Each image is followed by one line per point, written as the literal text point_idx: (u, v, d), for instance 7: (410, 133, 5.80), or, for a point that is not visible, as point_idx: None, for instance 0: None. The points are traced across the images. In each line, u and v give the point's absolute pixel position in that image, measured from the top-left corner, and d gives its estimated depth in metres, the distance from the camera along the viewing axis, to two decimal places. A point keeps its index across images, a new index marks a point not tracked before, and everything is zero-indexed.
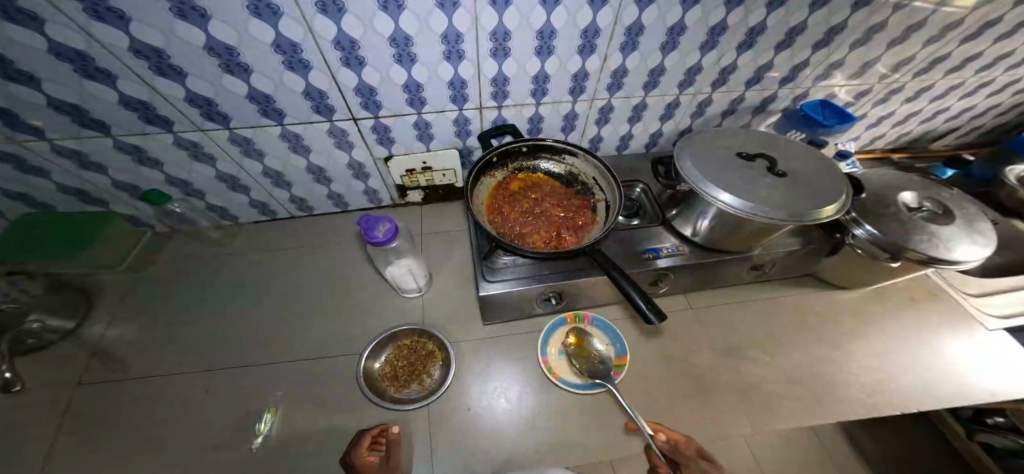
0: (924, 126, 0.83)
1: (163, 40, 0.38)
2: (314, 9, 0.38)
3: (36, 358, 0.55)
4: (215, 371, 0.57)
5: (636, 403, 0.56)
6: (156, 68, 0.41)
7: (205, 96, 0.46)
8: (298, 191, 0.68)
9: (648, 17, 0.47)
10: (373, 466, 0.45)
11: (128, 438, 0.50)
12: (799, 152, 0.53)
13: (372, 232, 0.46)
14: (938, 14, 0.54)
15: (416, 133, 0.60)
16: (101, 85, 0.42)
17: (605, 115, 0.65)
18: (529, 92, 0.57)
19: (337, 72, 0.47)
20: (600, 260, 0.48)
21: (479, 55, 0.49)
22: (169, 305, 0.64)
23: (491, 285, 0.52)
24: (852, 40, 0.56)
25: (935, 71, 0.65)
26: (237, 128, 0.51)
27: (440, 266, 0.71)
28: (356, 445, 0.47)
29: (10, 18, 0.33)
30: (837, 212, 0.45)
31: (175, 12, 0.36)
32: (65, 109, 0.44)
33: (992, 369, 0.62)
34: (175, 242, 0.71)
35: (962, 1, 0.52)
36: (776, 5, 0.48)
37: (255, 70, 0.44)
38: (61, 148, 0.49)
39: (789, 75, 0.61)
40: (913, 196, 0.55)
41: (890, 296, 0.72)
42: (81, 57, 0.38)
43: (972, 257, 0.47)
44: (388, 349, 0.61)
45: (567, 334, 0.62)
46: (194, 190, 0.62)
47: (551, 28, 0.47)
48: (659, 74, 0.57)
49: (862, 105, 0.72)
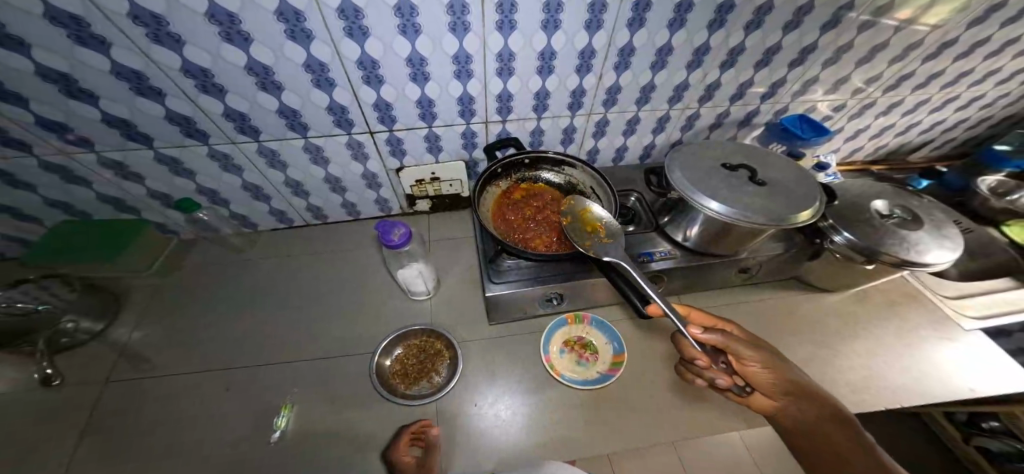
0: (900, 138, 0.88)
1: (210, 61, 0.43)
2: (342, 33, 0.44)
3: (71, 356, 0.59)
4: (237, 368, 0.60)
5: (634, 400, 0.59)
6: (201, 86, 0.46)
7: (240, 111, 0.50)
8: (314, 199, 0.72)
9: (639, 39, 0.53)
10: (412, 464, 0.49)
11: (155, 431, 0.53)
12: (779, 162, 0.58)
13: (388, 236, 0.51)
14: (900, 34, 0.59)
15: (427, 145, 0.65)
16: (151, 101, 0.47)
17: (601, 128, 0.70)
18: (531, 107, 0.62)
19: (358, 89, 0.51)
20: (598, 262, 0.53)
21: (487, 74, 0.54)
22: (192, 308, 0.67)
23: (496, 286, 0.56)
24: (824, 59, 0.61)
25: (903, 87, 0.71)
26: (265, 140, 0.56)
27: (446, 271, 0.74)
28: (396, 440, 0.51)
29: (83, 42, 0.38)
30: (813, 216, 0.50)
31: (223, 36, 0.41)
32: (114, 123, 0.48)
33: (969, 367, 0.65)
34: (197, 248, 0.75)
35: (922, 21, 0.58)
36: (753, 28, 0.54)
37: (287, 88, 0.49)
38: (106, 160, 0.54)
39: (769, 91, 0.67)
40: (884, 203, 0.60)
41: (872, 298, 0.76)
42: (138, 76, 0.43)
43: (940, 259, 0.52)
44: (399, 348, 0.64)
45: (567, 333, 0.66)
46: (220, 199, 0.66)
47: (551, 49, 0.52)
48: (650, 91, 0.62)
49: (840, 119, 0.77)
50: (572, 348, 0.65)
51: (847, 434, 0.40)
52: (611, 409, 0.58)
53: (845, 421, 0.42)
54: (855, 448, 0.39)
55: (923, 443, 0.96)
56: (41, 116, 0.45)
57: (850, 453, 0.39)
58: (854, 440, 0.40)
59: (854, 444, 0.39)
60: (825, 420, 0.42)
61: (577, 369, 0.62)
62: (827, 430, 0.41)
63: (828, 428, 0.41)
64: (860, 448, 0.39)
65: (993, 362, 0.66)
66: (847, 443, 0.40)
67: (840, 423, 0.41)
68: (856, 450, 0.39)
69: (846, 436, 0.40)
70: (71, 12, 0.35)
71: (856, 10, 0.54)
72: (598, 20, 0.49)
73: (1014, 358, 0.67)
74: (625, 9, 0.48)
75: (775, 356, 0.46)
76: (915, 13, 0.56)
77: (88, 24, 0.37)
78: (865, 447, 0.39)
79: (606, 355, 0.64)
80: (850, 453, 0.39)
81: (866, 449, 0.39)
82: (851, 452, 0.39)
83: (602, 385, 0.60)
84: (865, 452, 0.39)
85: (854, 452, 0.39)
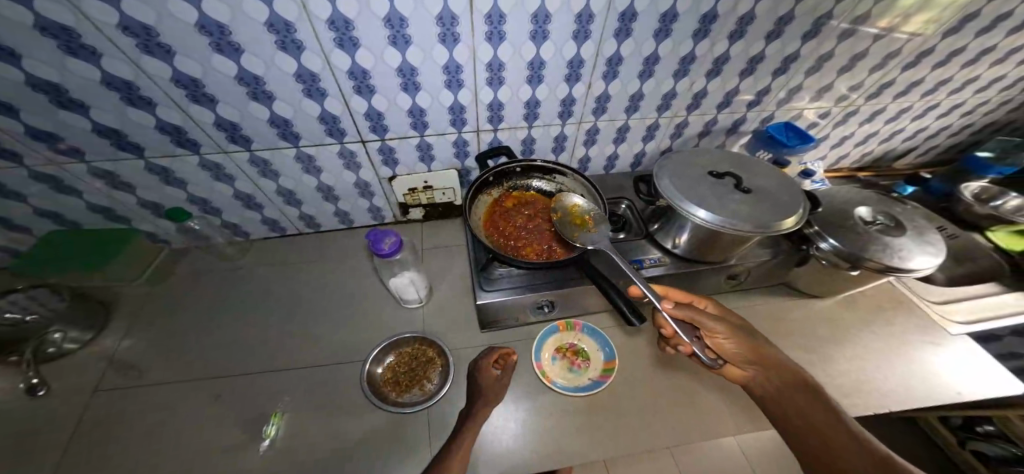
0: (885, 145, 0.90)
1: (201, 71, 0.44)
2: (332, 44, 0.44)
3: (57, 365, 0.59)
4: (226, 377, 0.60)
5: (626, 407, 0.59)
6: (192, 96, 0.46)
7: (231, 121, 0.51)
8: (307, 208, 0.72)
9: (625, 49, 0.54)
10: (494, 379, 0.56)
11: (142, 442, 0.53)
12: (764, 170, 0.59)
13: (379, 244, 0.51)
14: (881, 42, 0.61)
15: (419, 154, 0.65)
16: (142, 111, 0.47)
17: (592, 136, 0.71)
18: (522, 116, 0.63)
19: (349, 99, 0.52)
20: (590, 271, 0.54)
21: (477, 84, 0.55)
22: (183, 316, 0.67)
23: (488, 293, 0.57)
24: (807, 67, 0.63)
25: (885, 95, 0.73)
26: (257, 150, 0.56)
27: (439, 278, 0.75)
28: (487, 356, 0.58)
29: (73, 53, 0.39)
30: (797, 223, 0.51)
31: (213, 47, 0.41)
32: (104, 133, 0.49)
33: (959, 371, 0.66)
34: (189, 256, 0.75)
35: (902, 29, 0.59)
36: (736, 37, 0.55)
37: (278, 98, 0.49)
38: (96, 170, 0.54)
39: (755, 99, 0.68)
40: (867, 210, 0.61)
41: (861, 303, 0.77)
42: (128, 86, 0.44)
43: (923, 264, 0.53)
44: (391, 356, 0.64)
45: (559, 340, 0.66)
46: (211, 208, 0.66)
47: (540, 59, 0.53)
48: (639, 99, 0.63)
49: (825, 127, 0.79)
50: (564, 355, 0.65)
51: (830, 414, 0.41)
52: (602, 415, 0.58)
53: (829, 404, 0.42)
54: (837, 428, 0.39)
55: (917, 446, 0.97)
56: (30, 126, 0.46)
57: (830, 432, 0.39)
58: (838, 421, 0.40)
59: (839, 424, 0.39)
60: (809, 400, 0.43)
61: (569, 376, 0.62)
62: (808, 411, 0.42)
63: (809, 409, 0.42)
64: (843, 430, 0.39)
65: (980, 366, 0.67)
66: (829, 424, 0.40)
67: (824, 405, 0.42)
68: (839, 430, 0.39)
69: (829, 416, 0.41)
70: (61, 23, 0.36)
71: (837, 18, 0.55)
72: (585, 31, 0.50)
73: (1000, 361, 0.68)
74: (611, 19, 0.49)
75: (750, 334, 0.50)
76: (894, 21, 0.58)
77: (78, 35, 0.37)
78: (848, 430, 0.39)
79: (598, 361, 0.64)
80: (831, 432, 0.39)
81: (850, 430, 0.39)
82: (834, 433, 0.39)
83: (594, 392, 0.60)
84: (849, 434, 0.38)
85: (837, 433, 0.39)
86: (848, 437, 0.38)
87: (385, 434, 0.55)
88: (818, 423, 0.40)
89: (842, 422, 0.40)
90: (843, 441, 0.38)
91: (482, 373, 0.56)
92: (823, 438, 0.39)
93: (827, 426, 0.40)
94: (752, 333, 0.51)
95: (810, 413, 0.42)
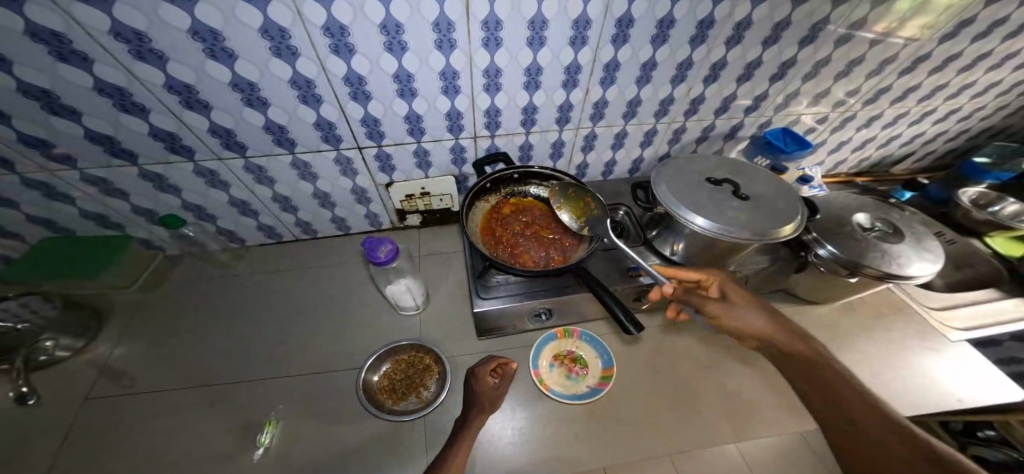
0: (883, 151, 0.90)
1: (194, 78, 0.43)
2: (328, 50, 0.44)
3: (48, 374, 0.58)
4: (219, 384, 0.59)
5: (625, 415, 0.59)
6: (185, 102, 0.46)
7: (225, 127, 0.50)
8: (303, 214, 0.72)
9: (622, 55, 0.54)
10: (490, 387, 0.55)
11: (133, 452, 0.52)
12: (762, 176, 0.59)
13: (374, 252, 0.50)
14: (878, 47, 0.61)
15: (416, 160, 0.65)
16: (135, 118, 0.46)
17: (589, 142, 0.70)
18: (519, 122, 0.63)
19: (345, 105, 0.52)
20: (586, 278, 0.52)
21: (474, 90, 0.55)
22: (177, 324, 0.66)
23: (485, 301, 0.56)
24: (804, 73, 0.63)
25: (882, 101, 0.73)
26: (252, 156, 0.56)
27: (437, 285, 0.74)
28: (484, 364, 0.57)
29: (65, 59, 0.38)
30: (795, 230, 0.50)
31: (206, 53, 0.41)
32: (97, 140, 0.48)
33: (961, 379, 0.66)
34: (185, 263, 0.74)
35: (900, 34, 0.59)
36: (733, 43, 0.55)
37: (272, 104, 0.49)
38: (89, 177, 0.53)
39: (753, 104, 0.68)
40: (866, 216, 0.61)
41: (860, 309, 0.77)
42: (120, 92, 0.43)
43: (921, 271, 0.52)
44: (386, 363, 0.63)
45: (556, 347, 0.66)
46: (206, 214, 0.65)
47: (537, 65, 0.53)
48: (637, 105, 0.63)
49: (823, 132, 0.79)
50: (562, 363, 0.64)
51: (858, 393, 0.31)
52: (600, 424, 0.58)
53: (851, 379, 0.32)
54: (869, 412, 0.29)
55: None
56: (23, 133, 0.45)
57: (864, 418, 0.29)
58: (868, 400, 0.30)
59: (869, 405, 0.30)
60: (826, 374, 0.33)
61: (567, 383, 0.62)
62: (832, 389, 0.32)
63: (833, 386, 0.32)
64: (875, 412, 0.29)
65: (979, 373, 0.67)
66: (862, 409, 0.30)
67: (848, 381, 0.32)
68: (872, 414, 0.29)
69: (857, 395, 0.31)
70: (52, 28, 0.35)
71: (834, 24, 0.55)
72: (582, 37, 0.50)
73: (1000, 368, 0.68)
74: (608, 25, 0.49)
75: (751, 306, 0.42)
76: (891, 27, 0.58)
77: (69, 41, 0.37)
78: (882, 411, 0.29)
79: (596, 368, 0.64)
80: (864, 418, 0.29)
81: (884, 412, 0.29)
82: (867, 418, 0.29)
83: (592, 399, 0.60)
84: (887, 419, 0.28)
85: (869, 417, 0.29)
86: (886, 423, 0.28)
87: (381, 443, 0.54)
88: (850, 408, 0.30)
89: (870, 401, 0.30)
90: (882, 429, 0.28)
91: (478, 380, 0.55)
92: (859, 429, 0.29)
93: (860, 411, 0.30)
94: (754, 305, 0.42)
95: (834, 392, 0.31)
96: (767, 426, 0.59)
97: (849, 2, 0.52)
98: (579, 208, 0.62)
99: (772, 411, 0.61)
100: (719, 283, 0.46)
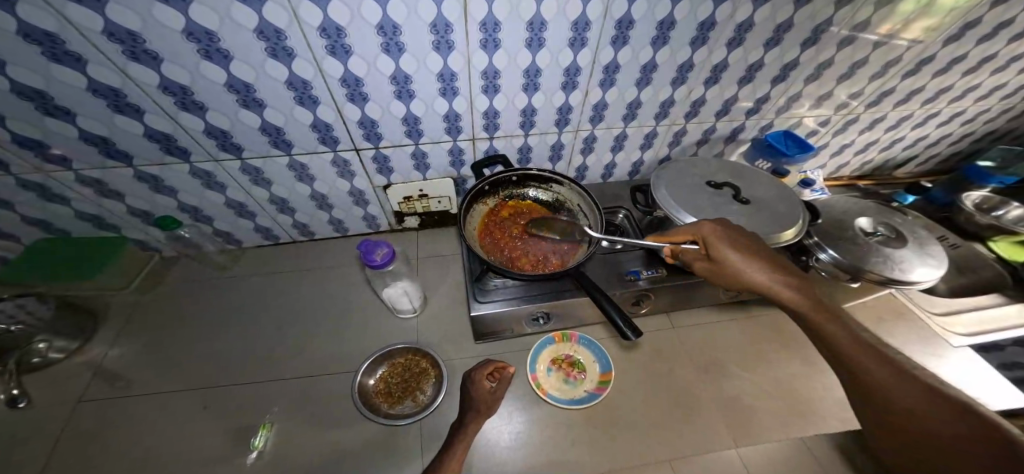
0: (885, 154, 0.90)
1: (190, 78, 0.43)
2: (324, 51, 0.43)
3: (40, 376, 0.58)
4: (214, 387, 0.59)
5: (623, 419, 0.58)
6: (181, 103, 0.45)
7: (221, 128, 0.50)
8: (300, 216, 0.71)
9: (623, 57, 0.53)
10: (488, 392, 0.54)
11: (127, 455, 0.51)
12: (763, 180, 0.58)
13: (371, 255, 0.50)
14: (882, 49, 0.60)
15: (414, 162, 0.65)
16: (130, 119, 0.46)
17: (589, 144, 0.70)
18: (518, 124, 0.62)
19: (342, 106, 0.51)
20: (585, 282, 0.52)
21: (472, 91, 0.54)
22: (174, 325, 0.66)
23: (483, 305, 0.56)
24: (806, 75, 0.62)
25: (885, 103, 0.72)
26: (248, 158, 0.56)
27: (435, 287, 0.74)
28: (480, 368, 0.56)
29: (58, 60, 0.38)
30: (796, 235, 0.50)
31: (202, 53, 0.41)
32: (93, 141, 0.48)
33: (964, 382, 0.66)
34: (182, 264, 0.74)
35: (904, 35, 0.58)
36: (735, 45, 0.54)
37: (269, 105, 0.48)
38: (85, 178, 0.53)
39: (755, 106, 0.67)
40: (868, 221, 0.60)
41: (861, 314, 0.76)
42: (115, 93, 0.43)
43: (924, 277, 0.52)
44: (383, 367, 0.63)
45: (554, 351, 0.65)
46: (203, 216, 0.65)
47: (536, 66, 0.52)
48: (636, 107, 0.63)
49: (825, 135, 0.78)
50: (560, 367, 0.64)
51: (869, 348, 0.32)
52: (598, 428, 0.57)
53: (859, 331, 0.33)
54: (885, 368, 0.30)
55: None
56: (17, 134, 0.45)
57: (883, 377, 0.30)
58: (881, 353, 0.31)
59: (883, 358, 0.31)
60: (838, 331, 0.33)
61: (565, 387, 0.61)
62: (847, 354, 0.32)
63: (847, 349, 0.32)
64: (892, 369, 0.30)
65: (982, 378, 0.66)
66: (875, 365, 0.30)
67: (860, 336, 0.33)
68: (888, 371, 0.30)
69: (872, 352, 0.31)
70: (45, 28, 0.35)
71: (837, 25, 0.54)
72: (582, 38, 0.49)
73: (1003, 374, 0.67)
74: (608, 26, 0.48)
75: (745, 261, 0.40)
76: (895, 29, 0.57)
77: (62, 41, 0.36)
78: (895, 364, 0.30)
79: (594, 373, 0.63)
80: (883, 377, 0.30)
81: (897, 363, 0.30)
82: (888, 378, 0.30)
83: (590, 404, 0.59)
84: (904, 374, 0.29)
85: (889, 376, 0.30)
86: (902, 379, 0.29)
87: (378, 448, 0.54)
88: (865, 369, 0.31)
89: (881, 354, 0.31)
90: (902, 385, 0.29)
91: (476, 386, 0.54)
92: (881, 392, 0.30)
93: (877, 370, 0.30)
94: (746, 255, 0.40)
95: (850, 356, 0.32)
96: (769, 432, 0.58)
97: (853, 3, 0.51)
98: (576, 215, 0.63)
99: (773, 416, 0.60)
100: (703, 236, 0.43)
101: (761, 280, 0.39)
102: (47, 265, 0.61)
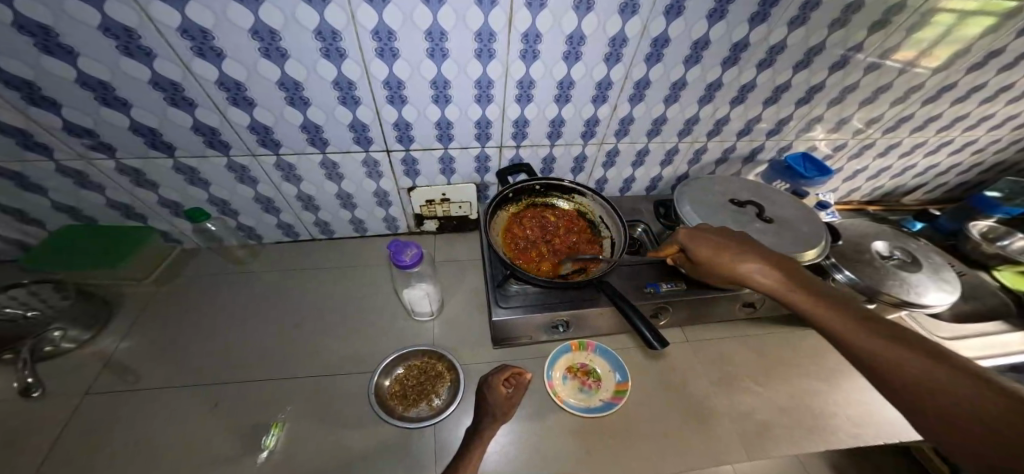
0: (894, 181, 0.92)
1: (246, 75, 0.44)
2: (373, 53, 0.44)
3: (53, 364, 0.58)
4: (229, 383, 0.58)
5: (638, 427, 0.58)
6: (232, 99, 0.46)
7: (265, 124, 0.51)
8: (323, 214, 0.72)
9: (654, 74, 0.55)
10: (507, 399, 0.53)
11: (139, 449, 0.51)
12: (784, 201, 0.59)
13: (400, 255, 0.50)
14: (903, 76, 0.62)
15: (441, 167, 0.65)
16: (182, 111, 0.47)
17: (612, 158, 0.71)
18: (546, 134, 0.64)
19: (381, 108, 0.52)
20: (608, 291, 0.53)
21: (506, 100, 0.55)
22: (192, 318, 0.66)
23: (501, 310, 0.57)
24: (829, 98, 0.64)
25: (902, 129, 0.74)
26: (284, 154, 0.56)
27: (452, 291, 0.74)
28: (497, 374, 0.55)
29: (130, 54, 0.39)
30: (818, 255, 0.51)
31: (262, 52, 0.41)
32: (141, 132, 0.48)
33: None
34: (201, 257, 0.74)
35: (925, 64, 0.61)
36: (764, 66, 0.56)
37: (313, 103, 0.49)
38: (125, 167, 0.53)
39: (774, 128, 0.69)
40: (884, 244, 0.61)
41: None
42: (174, 87, 0.43)
43: (938, 301, 0.53)
44: (400, 368, 0.63)
45: (571, 360, 0.66)
46: (231, 210, 0.66)
47: (570, 79, 0.54)
48: (661, 123, 0.64)
49: (840, 159, 0.80)
50: (576, 375, 0.64)
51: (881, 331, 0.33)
52: (615, 438, 0.57)
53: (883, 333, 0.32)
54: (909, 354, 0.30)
55: None
56: (69, 122, 0.45)
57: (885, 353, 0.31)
58: (886, 331, 0.32)
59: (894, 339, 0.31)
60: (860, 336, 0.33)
61: (581, 396, 0.61)
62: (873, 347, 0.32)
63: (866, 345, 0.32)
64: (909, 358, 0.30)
65: None
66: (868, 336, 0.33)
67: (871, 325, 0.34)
68: (895, 345, 0.31)
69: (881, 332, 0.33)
70: (125, 24, 0.36)
71: (864, 52, 0.56)
72: (618, 54, 0.51)
73: None
74: (644, 44, 0.50)
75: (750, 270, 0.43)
76: (916, 57, 0.59)
77: (138, 36, 0.37)
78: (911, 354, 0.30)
79: (610, 382, 0.63)
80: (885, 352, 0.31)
81: (933, 352, 0.29)
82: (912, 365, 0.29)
83: (606, 413, 0.59)
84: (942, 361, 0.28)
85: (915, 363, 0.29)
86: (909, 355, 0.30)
87: (390, 450, 0.53)
88: (863, 340, 0.33)
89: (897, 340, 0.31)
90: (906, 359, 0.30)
91: (491, 392, 0.54)
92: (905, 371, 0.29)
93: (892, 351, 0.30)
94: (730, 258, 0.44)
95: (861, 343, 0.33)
96: (780, 449, 0.58)
97: (883, 30, 0.53)
98: (598, 231, 0.65)
99: (789, 432, 0.60)
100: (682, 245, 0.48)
101: (751, 273, 0.43)
102: (70, 252, 0.61)
